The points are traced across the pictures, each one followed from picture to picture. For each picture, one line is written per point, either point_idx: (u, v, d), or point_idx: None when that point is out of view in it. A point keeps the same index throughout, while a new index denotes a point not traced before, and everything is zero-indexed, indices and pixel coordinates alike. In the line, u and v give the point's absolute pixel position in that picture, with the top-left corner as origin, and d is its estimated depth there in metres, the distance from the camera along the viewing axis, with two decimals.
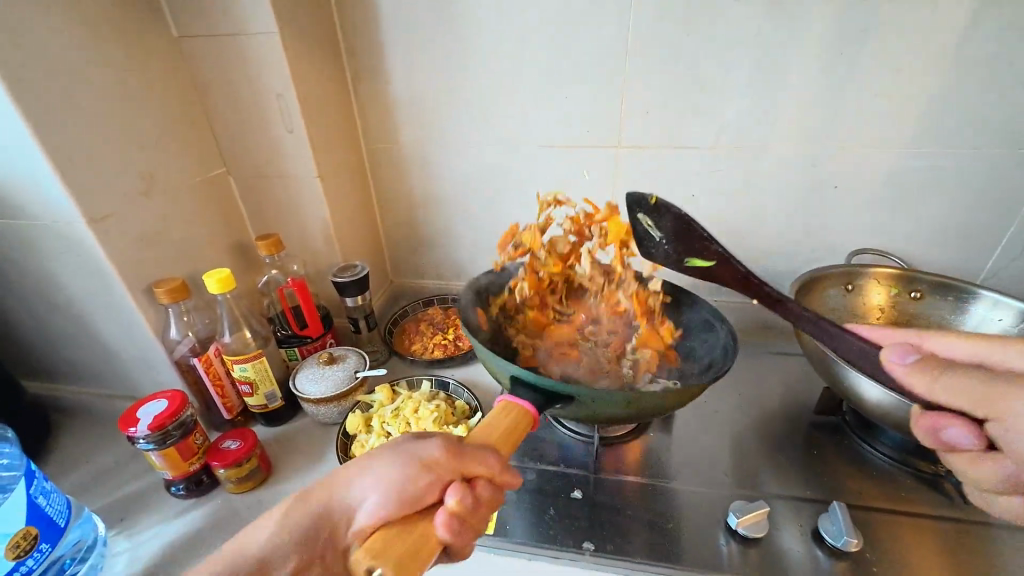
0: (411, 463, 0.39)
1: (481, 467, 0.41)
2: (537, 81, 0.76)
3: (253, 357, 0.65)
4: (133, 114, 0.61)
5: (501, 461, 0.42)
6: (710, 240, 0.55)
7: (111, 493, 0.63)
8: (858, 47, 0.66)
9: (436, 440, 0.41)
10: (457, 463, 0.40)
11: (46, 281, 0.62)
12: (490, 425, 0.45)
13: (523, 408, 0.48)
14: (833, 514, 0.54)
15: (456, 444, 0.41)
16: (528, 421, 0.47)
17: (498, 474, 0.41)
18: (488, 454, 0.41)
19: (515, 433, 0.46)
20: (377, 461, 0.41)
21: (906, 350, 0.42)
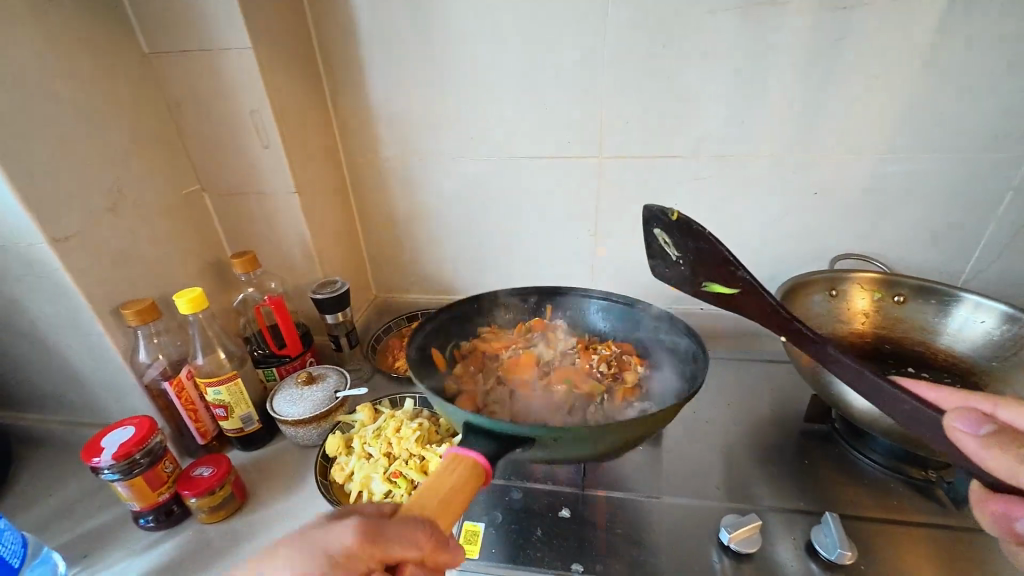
0: (320, 558, 0.36)
1: (406, 550, 0.36)
2: (516, 93, 0.76)
3: (227, 379, 0.63)
4: (100, 131, 0.60)
5: (435, 536, 0.38)
6: (733, 267, 0.55)
7: (76, 527, 0.60)
8: (830, 55, 0.66)
9: (348, 525, 0.37)
10: (376, 552, 0.36)
11: (7, 305, 0.60)
12: (430, 490, 0.40)
13: (473, 460, 0.42)
14: (826, 526, 0.52)
15: (373, 525, 0.37)
16: (478, 477, 0.42)
17: (430, 554, 0.37)
18: (413, 533, 0.37)
19: (466, 491, 0.40)
20: (285, 551, 0.37)
21: (979, 419, 0.38)
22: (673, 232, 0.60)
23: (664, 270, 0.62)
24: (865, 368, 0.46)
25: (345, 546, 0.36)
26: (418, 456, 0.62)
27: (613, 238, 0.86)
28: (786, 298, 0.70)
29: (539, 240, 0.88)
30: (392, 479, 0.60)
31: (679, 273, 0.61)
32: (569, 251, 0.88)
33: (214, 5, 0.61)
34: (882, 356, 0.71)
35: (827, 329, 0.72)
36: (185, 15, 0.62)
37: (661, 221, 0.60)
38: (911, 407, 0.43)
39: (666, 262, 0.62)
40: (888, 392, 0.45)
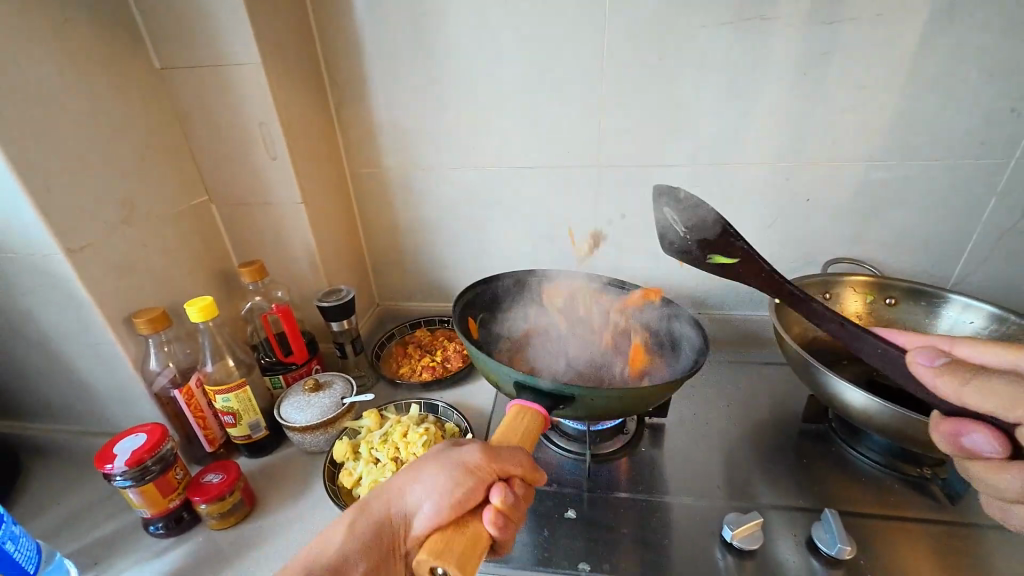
0: (455, 471, 0.43)
1: (515, 467, 0.44)
2: (516, 106, 0.78)
3: (236, 386, 0.63)
4: (114, 144, 0.61)
5: (530, 460, 0.46)
6: (733, 236, 0.58)
7: (85, 535, 0.60)
8: (818, 69, 0.69)
9: (472, 447, 0.45)
10: (493, 467, 0.43)
11: (18, 315, 0.61)
12: (511, 428, 0.49)
13: (536, 407, 0.51)
14: (825, 522, 0.54)
15: (490, 448, 0.45)
16: (542, 421, 0.51)
17: (529, 472, 0.45)
18: (519, 454, 0.45)
19: (535, 430, 0.49)
20: (426, 474, 0.44)
21: (934, 353, 0.43)
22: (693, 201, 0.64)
23: (677, 249, 0.64)
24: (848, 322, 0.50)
25: (475, 461, 0.43)
26: None
27: (613, 245, 0.88)
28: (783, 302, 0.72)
29: (540, 249, 0.90)
30: None
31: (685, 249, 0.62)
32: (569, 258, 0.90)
33: (226, 22, 0.63)
34: None
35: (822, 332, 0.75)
36: (196, 31, 0.64)
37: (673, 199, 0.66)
38: (884, 351, 0.49)
39: (675, 239, 0.64)
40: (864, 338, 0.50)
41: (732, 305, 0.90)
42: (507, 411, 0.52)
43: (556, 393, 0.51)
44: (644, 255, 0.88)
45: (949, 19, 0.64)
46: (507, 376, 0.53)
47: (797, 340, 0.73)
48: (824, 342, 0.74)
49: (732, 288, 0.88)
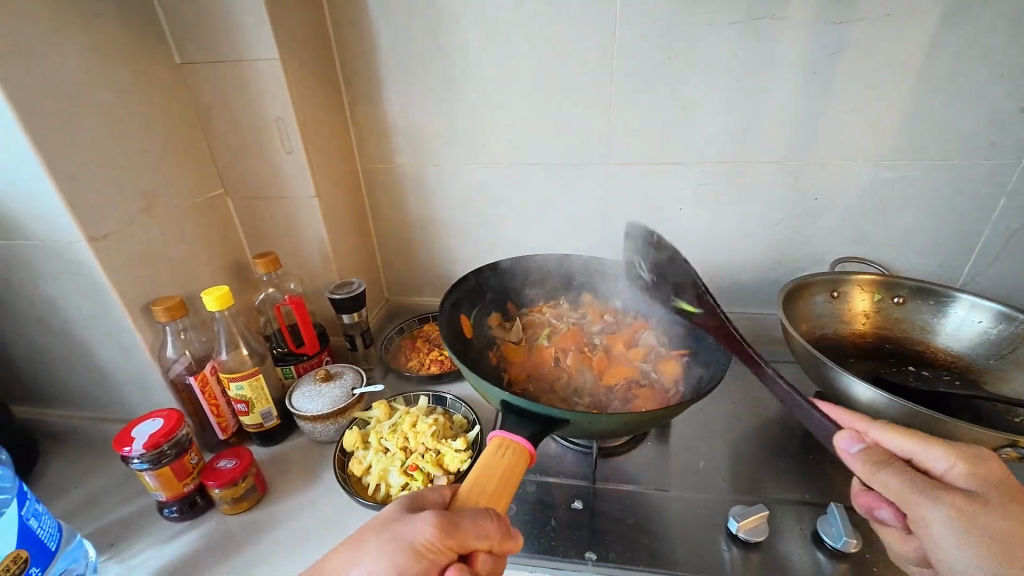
0: (403, 551, 0.37)
1: (478, 540, 0.39)
2: (525, 105, 0.79)
3: (250, 374, 0.65)
4: (137, 137, 0.63)
5: (500, 525, 0.41)
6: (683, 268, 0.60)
7: (102, 517, 0.62)
8: (827, 69, 0.70)
9: (427, 517, 0.39)
10: (452, 543, 0.38)
11: (42, 302, 0.62)
12: (485, 476, 0.44)
13: (518, 445, 0.47)
14: (831, 515, 0.54)
15: (448, 518, 0.39)
16: (524, 461, 0.46)
17: (498, 542, 0.39)
18: (485, 523, 0.39)
19: (515, 475, 0.45)
20: (370, 546, 0.38)
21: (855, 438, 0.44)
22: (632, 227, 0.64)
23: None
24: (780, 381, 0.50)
25: (426, 538, 0.38)
26: (433, 450, 0.64)
27: (621, 242, 0.88)
28: (790, 299, 0.72)
29: (548, 245, 0.91)
30: (409, 472, 0.62)
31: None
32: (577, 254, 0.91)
33: (247, 20, 0.65)
34: (882, 355, 0.73)
35: (829, 330, 0.75)
36: (216, 27, 0.66)
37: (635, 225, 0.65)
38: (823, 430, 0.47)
39: None
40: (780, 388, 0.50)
41: (739, 303, 0.90)
42: (486, 443, 0.48)
43: (543, 416, 0.50)
44: None
45: (959, 18, 0.64)
46: (495, 397, 0.53)
47: (805, 337, 0.73)
48: (831, 340, 0.75)
49: (740, 286, 0.89)
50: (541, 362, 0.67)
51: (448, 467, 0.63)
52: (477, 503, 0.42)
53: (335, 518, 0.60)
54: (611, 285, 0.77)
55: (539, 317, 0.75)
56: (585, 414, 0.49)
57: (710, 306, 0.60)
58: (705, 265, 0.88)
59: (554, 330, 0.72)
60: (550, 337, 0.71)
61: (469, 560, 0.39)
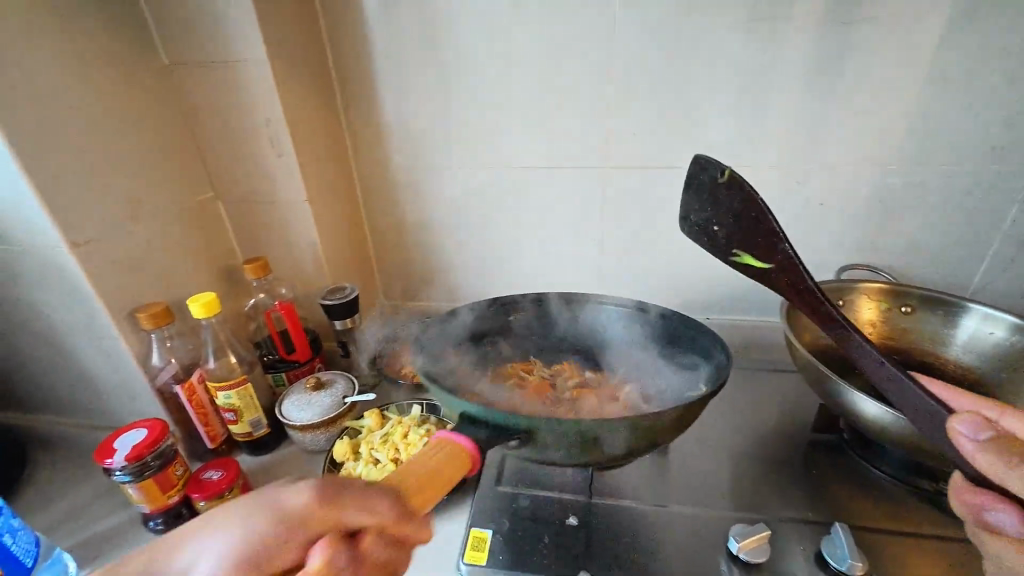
0: (272, 511, 0.36)
1: (362, 517, 0.37)
2: (523, 106, 0.77)
3: (238, 383, 0.63)
4: (123, 141, 0.62)
5: (398, 506, 0.38)
6: (776, 239, 0.55)
7: (86, 529, 0.60)
8: (833, 70, 0.68)
9: (306, 484, 0.37)
10: (331, 514, 0.37)
11: (25, 309, 0.61)
12: (402, 470, 0.41)
13: (458, 444, 0.45)
14: (835, 536, 0.52)
15: (325, 491, 0.37)
16: (460, 462, 0.43)
17: (389, 522, 0.37)
18: (375, 503, 0.37)
19: (445, 471, 0.42)
20: (229, 520, 0.37)
21: (978, 425, 0.40)
22: (716, 190, 0.59)
23: (697, 236, 0.62)
24: (888, 361, 0.48)
25: (297, 505, 0.36)
26: None
27: (621, 248, 0.86)
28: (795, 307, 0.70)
29: (546, 249, 0.89)
30: None
31: (711, 238, 0.61)
32: (576, 260, 0.89)
33: (236, 19, 0.63)
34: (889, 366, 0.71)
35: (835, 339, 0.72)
36: (204, 27, 0.64)
37: (711, 177, 0.59)
38: (926, 404, 0.46)
39: (699, 224, 0.62)
40: (903, 385, 0.48)
41: (742, 310, 0.88)
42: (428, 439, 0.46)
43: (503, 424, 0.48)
44: (651, 257, 0.86)
45: (972, 18, 0.62)
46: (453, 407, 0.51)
47: (809, 348, 0.71)
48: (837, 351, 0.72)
49: (742, 292, 0.86)
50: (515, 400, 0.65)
51: None
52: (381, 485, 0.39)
53: None
54: (588, 333, 0.75)
55: (510, 368, 0.72)
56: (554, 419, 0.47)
57: (790, 259, 0.55)
58: (706, 270, 0.86)
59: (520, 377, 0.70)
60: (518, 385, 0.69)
61: (352, 539, 0.37)
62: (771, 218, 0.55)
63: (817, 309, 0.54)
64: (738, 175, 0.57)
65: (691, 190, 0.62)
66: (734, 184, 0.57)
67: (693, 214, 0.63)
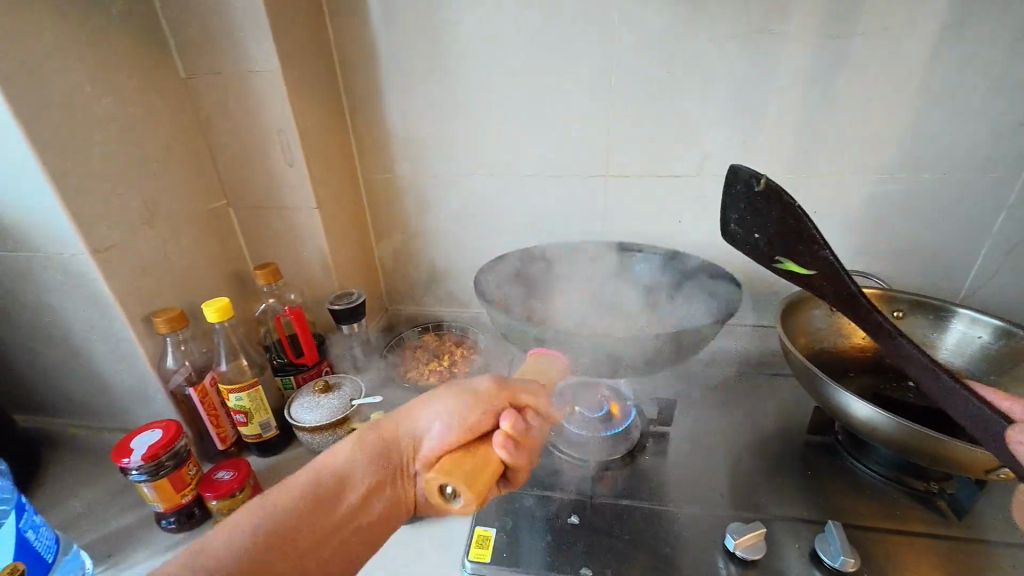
0: (466, 393, 0.52)
1: (528, 396, 0.54)
2: (525, 115, 0.80)
3: (249, 386, 0.65)
4: (141, 152, 0.64)
5: (543, 390, 0.56)
6: (817, 246, 0.55)
7: (101, 527, 0.62)
8: (826, 82, 0.70)
9: (486, 377, 0.55)
10: (506, 395, 0.52)
11: (45, 313, 0.63)
12: (535, 370, 0.59)
13: (555, 356, 0.62)
14: (828, 534, 0.54)
15: (501, 379, 0.54)
16: (559, 363, 0.61)
17: (541, 400, 0.54)
18: (533, 385, 0.55)
19: (553, 374, 0.59)
20: (443, 396, 0.54)
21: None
22: (754, 199, 0.59)
23: (741, 244, 0.63)
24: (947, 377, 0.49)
25: (487, 387, 0.53)
26: None
27: None
28: (788, 312, 0.72)
29: None
30: None
31: (753, 244, 0.62)
32: None
33: (249, 33, 0.66)
34: (882, 368, 0.73)
35: (828, 343, 0.74)
36: (220, 42, 0.67)
37: (748, 186, 0.59)
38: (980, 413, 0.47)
39: (741, 232, 0.63)
40: (959, 395, 0.48)
41: (741, 314, 0.90)
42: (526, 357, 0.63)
43: None
44: None
45: (957, 34, 0.65)
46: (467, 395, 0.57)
47: (804, 351, 0.73)
48: (831, 354, 0.74)
49: (741, 297, 0.89)
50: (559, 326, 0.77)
51: None
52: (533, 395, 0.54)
53: None
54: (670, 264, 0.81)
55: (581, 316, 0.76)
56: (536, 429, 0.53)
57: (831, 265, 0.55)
58: None
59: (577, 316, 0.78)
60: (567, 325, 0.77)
61: (519, 413, 0.52)
62: (808, 223, 0.54)
63: (864, 317, 0.55)
64: (772, 183, 0.56)
65: (733, 198, 0.62)
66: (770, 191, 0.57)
67: (733, 222, 0.63)
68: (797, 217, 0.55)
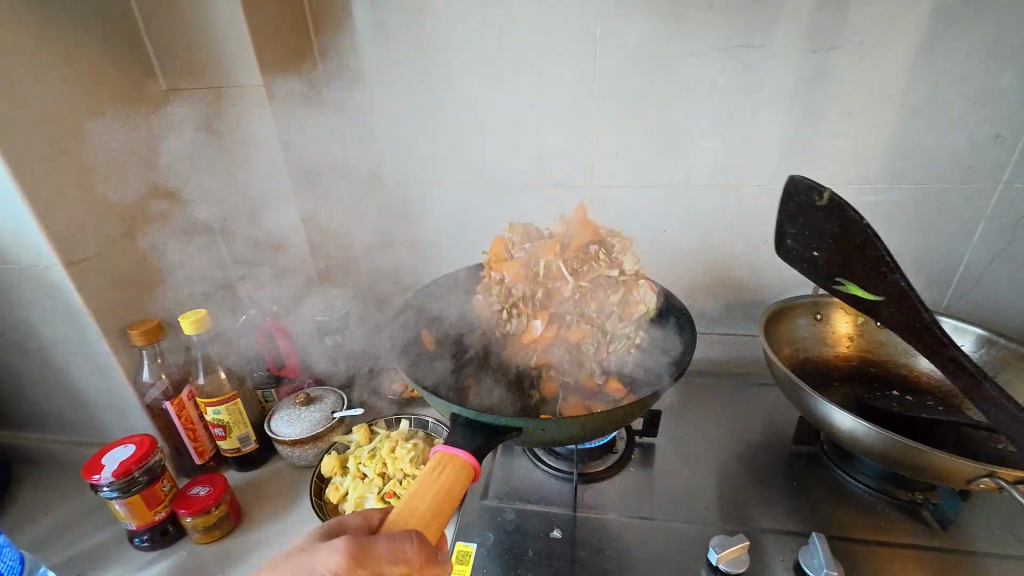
0: None
1: (394, 566, 0.36)
2: (510, 125, 0.80)
3: (227, 399, 0.64)
4: (120, 163, 0.64)
5: (423, 547, 0.38)
6: (886, 270, 0.55)
7: (70, 547, 0.60)
8: (805, 92, 0.71)
9: (333, 545, 0.37)
10: (361, 573, 0.36)
11: (19, 327, 0.62)
12: (414, 496, 0.44)
13: (461, 459, 0.48)
14: (812, 547, 0.53)
15: (360, 539, 0.37)
16: (468, 475, 0.47)
17: (417, 569, 0.37)
18: (404, 541, 0.37)
19: (451, 492, 0.45)
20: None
21: None
22: (815, 214, 0.59)
23: (797, 259, 0.64)
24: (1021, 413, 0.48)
25: (334, 566, 0.36)
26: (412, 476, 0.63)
27: None
28: (772, 323, 0.72)
29: None
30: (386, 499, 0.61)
31: (812, 262, 0.63)
32: None
33: (233, 48, 0.66)
34: (865, 378, 0.73)
35: (813, 353, 0.74)
36: (202, 53, 0.67)
37: (809, 199, 0.59)
38: None
39: (798, 247, 0.64)
40: None
41: (727, 322, 0.90)
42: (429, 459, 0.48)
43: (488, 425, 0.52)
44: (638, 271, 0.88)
45: (934, 47, 0.66)
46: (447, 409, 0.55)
47: (787, 361, 0.73)
48: (815, 363, 0.74)
49: (728, 306, 0.89)
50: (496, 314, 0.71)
51: None
52: (404, 526, 0.41)
53: None
54: None
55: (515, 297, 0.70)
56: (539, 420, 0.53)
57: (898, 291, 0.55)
58: (694, 284, 0.88)
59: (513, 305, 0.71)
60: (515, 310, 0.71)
61: None
62: (878, 247, 0.54)
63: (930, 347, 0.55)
64: (839, 200, 0.56)
65: (789, 212, 0.63)
66: (834, 208, 0.57)
67: (790, 237, 0.64)
68: (862, 237, 0.55)
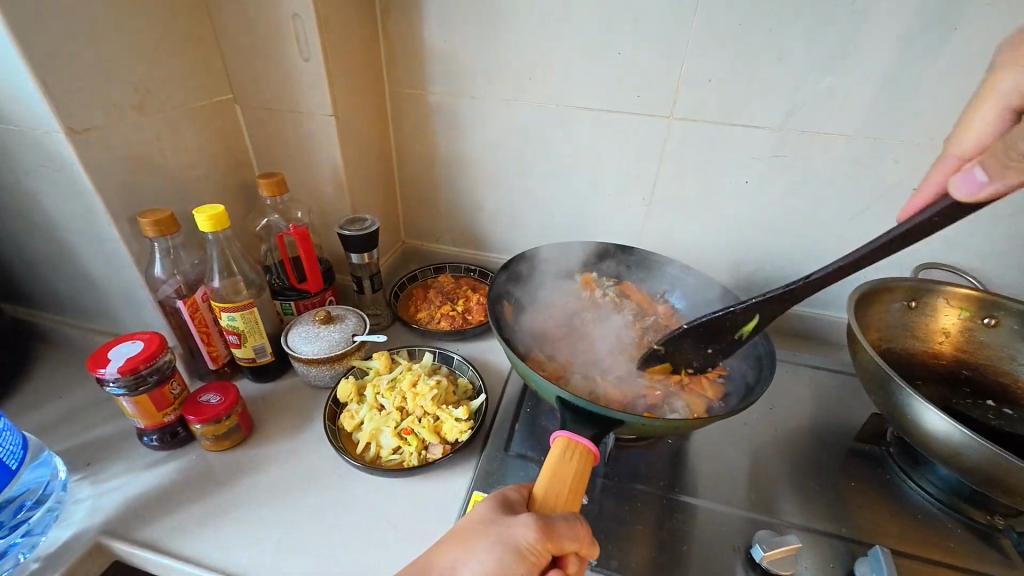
0: (506, 552, 0.37)
1: (570, 543, 0.39)
2: (585, 32, 0.66)
3: (244, 306, 0.59)
4: (131, 22, 0.54)
5: (586, 529, 0.41)
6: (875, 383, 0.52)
7: (84, 433, 0.59)
8: (972, 22, 0.54)
9: (524, 520, 0.39)
10: (549, 547, 0.38)
11: (25, 201, 0.57)
12: (558, 475, 0.43)
13: (586, 448, 0.44)
14: (873, 560, 0.47)
15: (543, 520, 0.39)
16: (592, 463, 0.45)
17: (586, 546, 0.40)
18: (575, 525, 0.40)
19: (585, 480, 0.43)
20: (478, 544, 0.38)
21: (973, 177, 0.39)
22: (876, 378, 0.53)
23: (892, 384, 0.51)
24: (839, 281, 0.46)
25: (529, 541, 0.38)
26: (432, 415, 0.58)
27: (669, 211, 0.77)
28: (862, 303, 0.62)
29: (584, 203, 0.80)
30: (403, 436, 0.57)
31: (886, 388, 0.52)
32: (619, 219, 0.81)
33: None
34: (957, 382, 0.64)
35: (899, 343, 0.65)
36: None
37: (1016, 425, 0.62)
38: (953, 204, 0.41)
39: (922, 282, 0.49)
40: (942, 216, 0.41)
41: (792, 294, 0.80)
42: (551, 443, 0.45)
43: (604, 417, 0.46)
44: (703, 226, 0.77)
45: None
46: (551, 393, 0.49)
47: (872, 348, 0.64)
48: (899, 356, 0.65)
49: (798, 276, 0.78)
50: (575, 302, 0.71)
51: (446, 435, 0.57)
52: (559, 504, 0.42)
53: (317, 472, 0.56)
54: (664, 285, 0.71)
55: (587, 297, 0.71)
56: (644, 419, 0.45)
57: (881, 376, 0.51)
58: (764, 246, 0.77)
59: (592, 303, 0.70)
60: (592, 305, 0.70)
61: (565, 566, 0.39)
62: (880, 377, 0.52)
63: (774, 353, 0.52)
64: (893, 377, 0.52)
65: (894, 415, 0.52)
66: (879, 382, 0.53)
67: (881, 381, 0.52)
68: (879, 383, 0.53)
